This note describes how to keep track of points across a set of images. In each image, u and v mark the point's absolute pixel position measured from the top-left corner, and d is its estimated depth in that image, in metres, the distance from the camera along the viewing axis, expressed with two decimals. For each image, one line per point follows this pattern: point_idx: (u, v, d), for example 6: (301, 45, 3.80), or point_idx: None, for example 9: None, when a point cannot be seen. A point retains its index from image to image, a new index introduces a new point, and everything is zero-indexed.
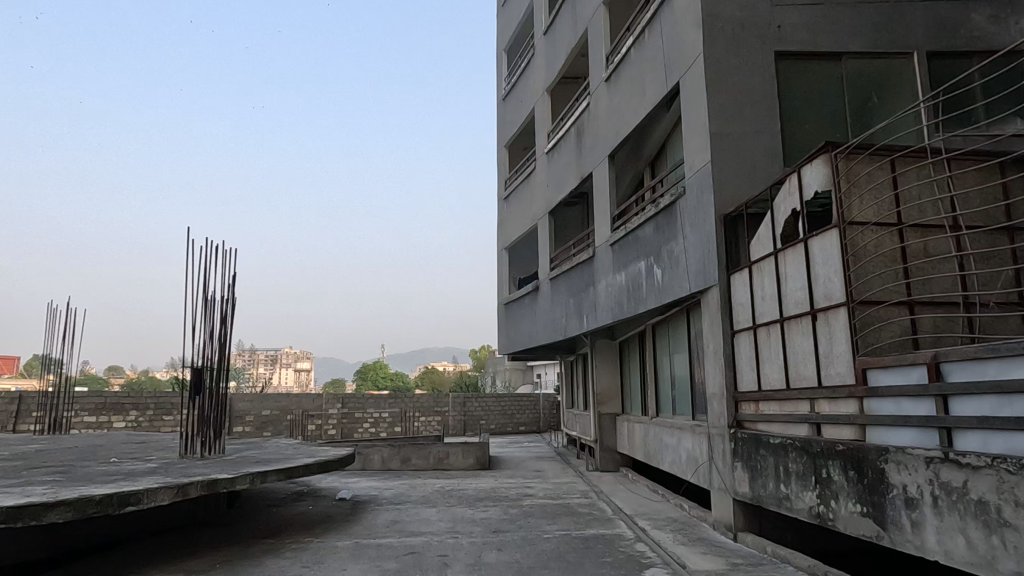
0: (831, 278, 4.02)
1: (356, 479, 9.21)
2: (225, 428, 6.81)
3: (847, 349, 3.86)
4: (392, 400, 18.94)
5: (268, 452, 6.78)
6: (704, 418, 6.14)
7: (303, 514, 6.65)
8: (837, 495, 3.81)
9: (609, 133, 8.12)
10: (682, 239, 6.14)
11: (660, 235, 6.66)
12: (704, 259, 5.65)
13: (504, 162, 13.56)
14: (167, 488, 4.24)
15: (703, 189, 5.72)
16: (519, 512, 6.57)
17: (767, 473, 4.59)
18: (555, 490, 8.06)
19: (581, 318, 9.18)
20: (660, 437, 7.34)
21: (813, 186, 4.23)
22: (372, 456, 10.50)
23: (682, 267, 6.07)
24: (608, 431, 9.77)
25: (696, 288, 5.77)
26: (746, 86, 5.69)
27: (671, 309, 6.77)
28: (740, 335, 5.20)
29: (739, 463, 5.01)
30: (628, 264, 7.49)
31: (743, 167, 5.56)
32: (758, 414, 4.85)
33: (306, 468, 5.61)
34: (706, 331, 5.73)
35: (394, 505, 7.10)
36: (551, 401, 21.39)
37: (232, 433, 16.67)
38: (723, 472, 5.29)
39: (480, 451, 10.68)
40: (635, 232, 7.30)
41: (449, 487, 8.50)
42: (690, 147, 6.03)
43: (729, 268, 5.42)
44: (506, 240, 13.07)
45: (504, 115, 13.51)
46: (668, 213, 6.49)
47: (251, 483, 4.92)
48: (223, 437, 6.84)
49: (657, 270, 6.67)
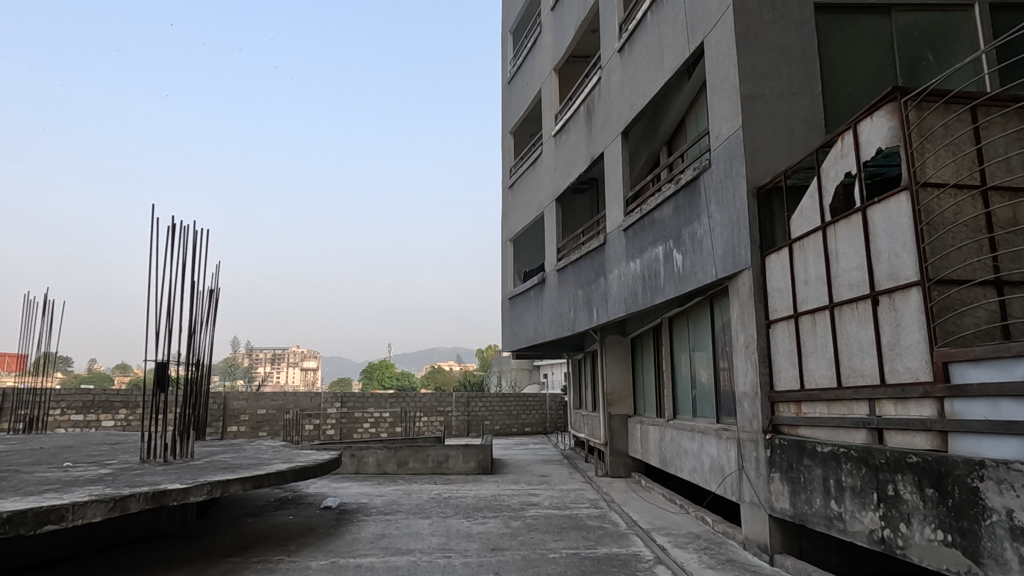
0: (898, 254, 3.31)
1: (348, 484, 8.55)
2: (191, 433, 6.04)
3: (919, 340, 3.15)
4: (394, 400, 18.29)
5: (243, 456, 6.11)
6: (730, 422, 5.44)
7: (282, 525, 5.99)
8: (908, 517, 3.11)
9: (621, 108, 7.43)
10: (707, 219, 5.43)
11: (681, 216, 5.95)
12: (734, 239, 4.95)
13: (509, 149, 12.86)
14: (100, 502, 3.57)
15: (732, 161, 5.02)
16: (522, 525, 5.88)
17: (813, 488, 3.89)
18: (562, 499, 7.36)
19: (590, 311, 8.48)
20: (678, 441, 6.64)
21: (873, 144, 3.51)
22: (367, 459, 9.85)
23: (707, 250, 5.38)
24: (618, 434, 9.07)
25: (724, 273, 5.07)
26: (781, 42, 4.96)
27: (692, 299, 6.07)
28: (778, 324, 4.49)
29: (777, 474, 4.31)
30: (643, 249, 6.79)
31: (778, 134, 4.86)
32: (801, 418, 4.15)
33: (279, 475, 4.93)
34: (736, 322, 5.02)
35: (384, 515, 6.43)
36: (558, 402, 20.66)
37: (226, 433, 16.06)
38: (756, 484, 4.59)
39: (482, 454, 10.01)
40: (651, 214, 6.60)
41: (447, 494, 7.81)
42: (717, 114, 5.32)
43: (763, 249, 4.71)
44: (509, 231, 12.40)
45: (509, 99, 12.80)
46: (690, 191, 5.78)
47: (209, 494, 4.24)
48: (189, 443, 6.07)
49: (677, 255, 5.97)
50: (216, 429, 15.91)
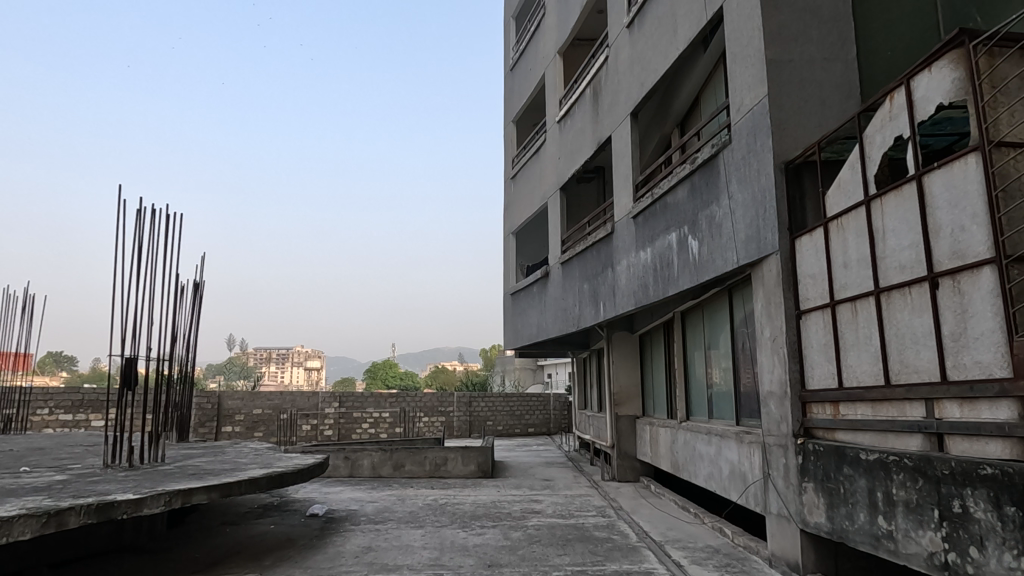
0: (964, 227, 2.80)
1: (339, 488, 8.06)
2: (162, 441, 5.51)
3: (993, 329, 2.64)
4: (394, 399, 17.80)
5: (219, 459, 5.63)
6: (753, 424, 4.93)
7: (262, 535, 5.51)
8: (981, 540, 2.60)
9: (630, 87, 6.92)
10: (727, 200, 4.92)
11: (697, 199, 5.44)
12: (759, 220, 4.44)
13: (511, 138, 12.36)
14: (31, 518, 3.07)
15: (756, 133, 4.51)
16: (522, 537, 5.37)
17: (855, 501, 3.38)
18: (566, 506, 6.87)
19: (596, 306, 7.97)
20: (691, 444, 6.14)
21: (931, 102, 3.00)
22: (362, 461, 9.37)
23: (728, 234, 4.87)
24: (626, 436, 8.57)
25: (748, 258, 4.56)
26: (812, 1, 4.45)
27: (708, 289, 5.56)
28: (810, 315, 3.98)
29: (811, 484, 3.80)
30: (654, 237, 6.28)
31: (809, 103, 4.34)
32: (839, 420, 3.64)
33: (253, 482, 4.44)
34: (760, 313, 4.51)
35: (373, 524, 5.94)
36: (563, 402, 20.16)
37: (220, 434, 15.61)
38: (785, 495, 4.08)
39: (482, 456, 9.50)
40: (664, 198, 6.09)
41: (443, 500, 7.32)
42: (738, 84, 4.80)
43: (792, 231, 4.19)
44: (512, 223, 11.88)
45: (512, 86, 12.29)
46: (707, 171, 5.27)
47: (167, 505, 3.75)
48: (161, 451, 5.54)
49: (693, 241, 5.46)
50: (209, 429, 15.46)
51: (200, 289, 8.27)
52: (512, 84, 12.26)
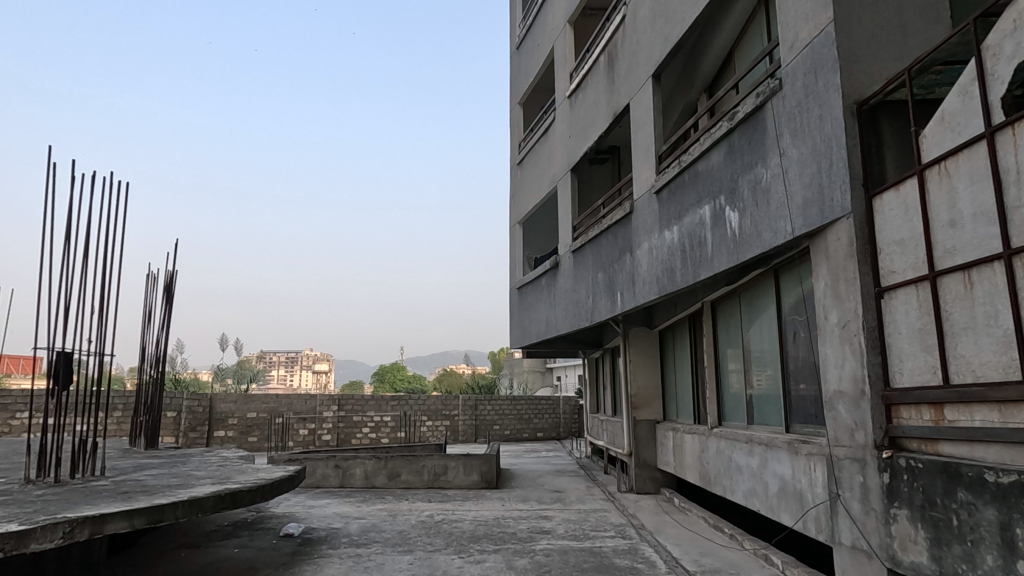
0: None
1: (326, 502, 7.21)
2: (97, 453, 4.50)
3: None
4: (395, 403, 16.96)
5: (173, 472, 4.79)
6: (809, 430, 4.06)
7: (222, 560, 4.66)
8: None
9: (652, 45, 6.06)
10: (777, 159, 4.05)
11: (736, 162, 4.57)
12: (823, 176, 3.57)
13: (516, 122, 11.53)
14: None
15: (817, 72, 3.64)
16: (529, 565, 4.50)
17: (979, 538, 2.49)
18: (579, 524, 5.99)
19: (612, 296, 7.10)
20: (726, 453, 5.26)
21: None
22: (354, 471, 8.54)
23: (779, 199, 4.00)
24: (645, 443, 7.68)
25: (806, 227, 3.69)
26: None
27: (749, 269, 4.70)
28: (896, 292, 3.09)
29: (902, 511, 2.91)
30: (682, 211, 5.41)
31: (885, 30, 3.46)
32: (946, 428, 2.75)
33: (196, 503, 3.59)
34: (824, 294, 3.63)
35: (356, 548, 5.09)
36: (572, 405, 19.32)
37: (212, 439, 14.82)
38: (863, 523, 3.19)
39: (486, 465, 8.62)
40: (694, 166, 5.22)
41: (440, 516, 6.46)
42: (791, 16, 3.93)
43: (868, 187, 3.32)
44: (518, 213, 11.05)
45: (517, 67, 11.47)
46: (750, 127, 4.40)
47: (69, 536, 2.91)
48: (99, 466, 4.54)
49: (732, 211, 4.58)
50: (201, 434, 14.68)
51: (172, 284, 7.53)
52: (518, 64, 11.46)
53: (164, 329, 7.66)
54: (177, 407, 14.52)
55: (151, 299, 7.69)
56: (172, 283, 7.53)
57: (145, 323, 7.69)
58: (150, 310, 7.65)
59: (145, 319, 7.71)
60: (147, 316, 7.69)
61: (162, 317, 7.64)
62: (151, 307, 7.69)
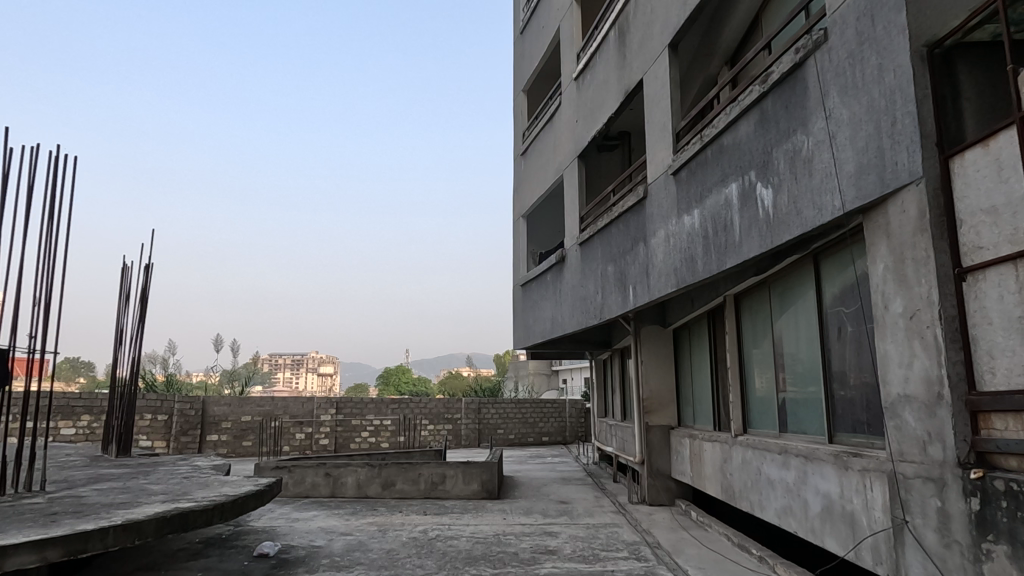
0: None
1: (312, 515, 6.63)
2: (29, 466, 3.90)
3: None
4: (396, 407, 16.41)
5: (126, 485, 4.22)
6: (861, 441, 3.46)
7: None
8: None
9: (668, 10, 5.46)
10: (822, 123, 3.45)
11: (770, 131, 3.98)
12: (883, 137, 2.97)
13: (521, 110, 10.95)
14: None
15: (875, 13, 3.05)
16: None
17: None
18: (588, 543, 5.40)
19: (624, 290, 6.50)
20: (755, 465, 4.65)
21: None
22: (345, 479, 7.98)
23: (825, 169, 3.40)
24: (659, 451, 7.07)
25: (862, 200, 3.09)
26: None
27: (785, 254, 4.10)
28: (986, 273, 2.49)
29: (1001, 545, 2.31)
30: (704, 192, 4.81)
31: None
32: None
33: (132, 528, 3.00)
34: (883, 280, 3.03)
35: (336, 571, 4.51)
36: (579, 409, 18.70)
37: (205, 442, 14.27)
38: (943, 559, 2.58)
39: (487, 474, 8.02)
40: (718, 139, 4.62)
41: (435, 531, 5.86)
42: None
43: (943, 146, 2.71)
44: (522, 205, 10.45)
45: (522, 51, 10.88)
46: (787, 89, 3.79)
47: None
48: (33, 482, 3.94)
49: (765, 188, 3.98)
50: (195, 438, 14.15)
51: (145, 291, 7.07)
52: (522, 49, 10.88)
53: (138, 332, 7.10)
54: (168, 410, 13.99)
55: (122, 311, 7.14)
56: (146, 286, 7.04)
57: (116, 337, 7.13)
58: (122, 324, 7.12)
59: (116, 333, 7.15)
60: (119, 330, 7.13)
61: (134, 331, 7.10)
62: (123, 319, 7.14)
